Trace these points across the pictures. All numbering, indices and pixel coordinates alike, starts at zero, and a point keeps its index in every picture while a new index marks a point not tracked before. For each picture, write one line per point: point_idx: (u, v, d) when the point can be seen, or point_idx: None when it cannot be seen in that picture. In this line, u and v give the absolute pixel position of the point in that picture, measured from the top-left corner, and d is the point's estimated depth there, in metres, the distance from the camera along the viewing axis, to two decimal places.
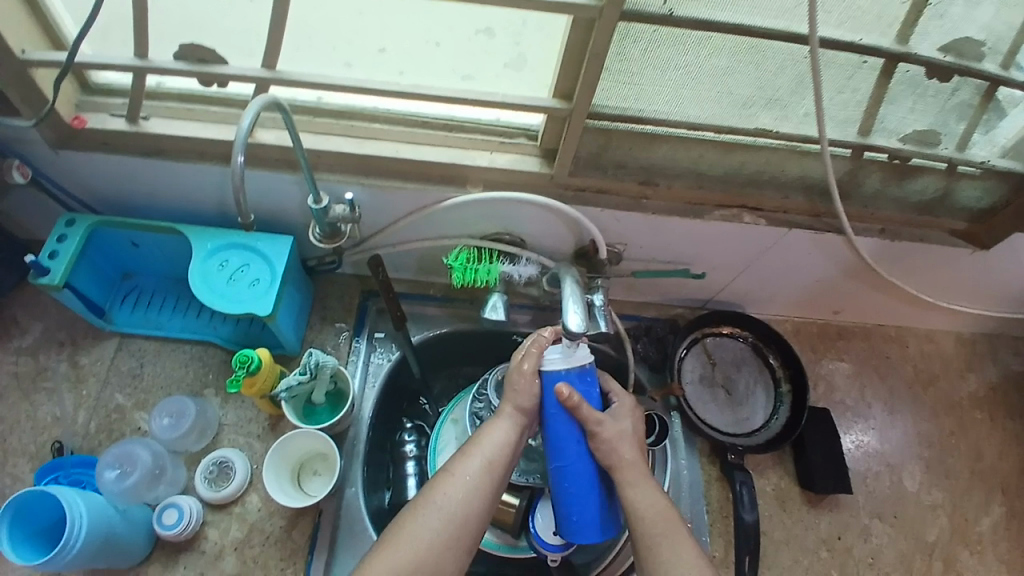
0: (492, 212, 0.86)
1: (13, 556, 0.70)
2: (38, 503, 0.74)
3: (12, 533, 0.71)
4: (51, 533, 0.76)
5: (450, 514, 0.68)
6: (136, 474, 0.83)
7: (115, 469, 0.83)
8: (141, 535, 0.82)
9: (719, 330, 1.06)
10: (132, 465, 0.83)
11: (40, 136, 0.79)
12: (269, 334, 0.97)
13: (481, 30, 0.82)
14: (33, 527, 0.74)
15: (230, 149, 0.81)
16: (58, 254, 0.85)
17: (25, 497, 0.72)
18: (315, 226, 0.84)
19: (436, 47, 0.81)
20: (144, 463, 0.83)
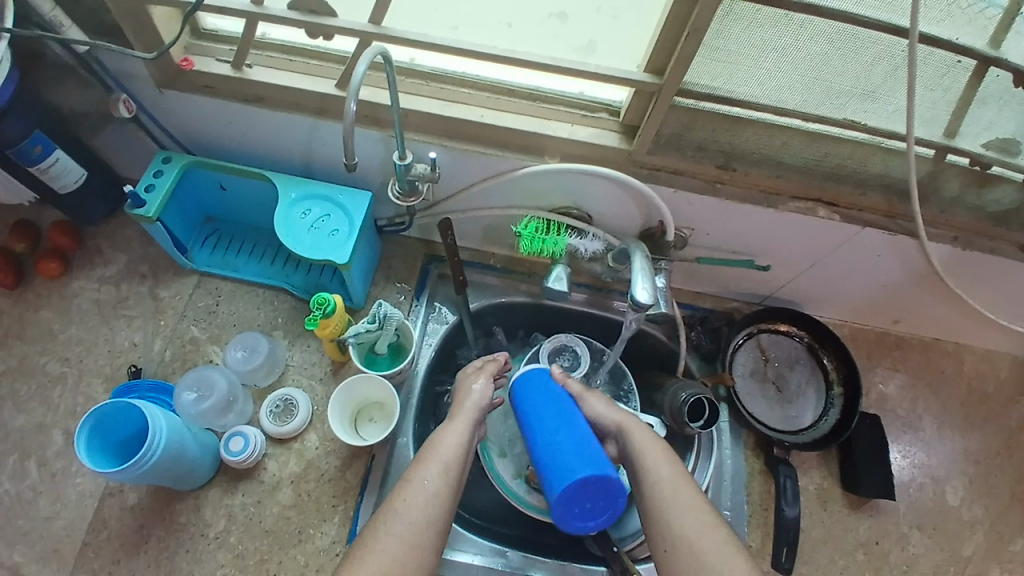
0: (565, 185, 0.88)
1: (97, 463, 0.75)
2: (117, 417, 0.79)
3: (92, 440, 0.76)
4: (126, 447, 0.81)
5: (417, 521, 0.65)
6: (211, 399, 0.90)
7: (194, 392, 0.90)
8: (209, 458, 0.87)
9: (775, 326, 1.05)
10: (208, 391, 0.90)
11: (148, 73, 0.84)
12: (338, 285, 1.02)
13: (554, 14, 0.84)
14: (113, 439, 0.80)
15: (325, 101, 0.85)
16: (154, 188, 0.90)
17: (106, 410, 0.77)
18: (395, 183, 0.87)
19: (507, 29, 0.83)
20: (218, 391, 0.90)
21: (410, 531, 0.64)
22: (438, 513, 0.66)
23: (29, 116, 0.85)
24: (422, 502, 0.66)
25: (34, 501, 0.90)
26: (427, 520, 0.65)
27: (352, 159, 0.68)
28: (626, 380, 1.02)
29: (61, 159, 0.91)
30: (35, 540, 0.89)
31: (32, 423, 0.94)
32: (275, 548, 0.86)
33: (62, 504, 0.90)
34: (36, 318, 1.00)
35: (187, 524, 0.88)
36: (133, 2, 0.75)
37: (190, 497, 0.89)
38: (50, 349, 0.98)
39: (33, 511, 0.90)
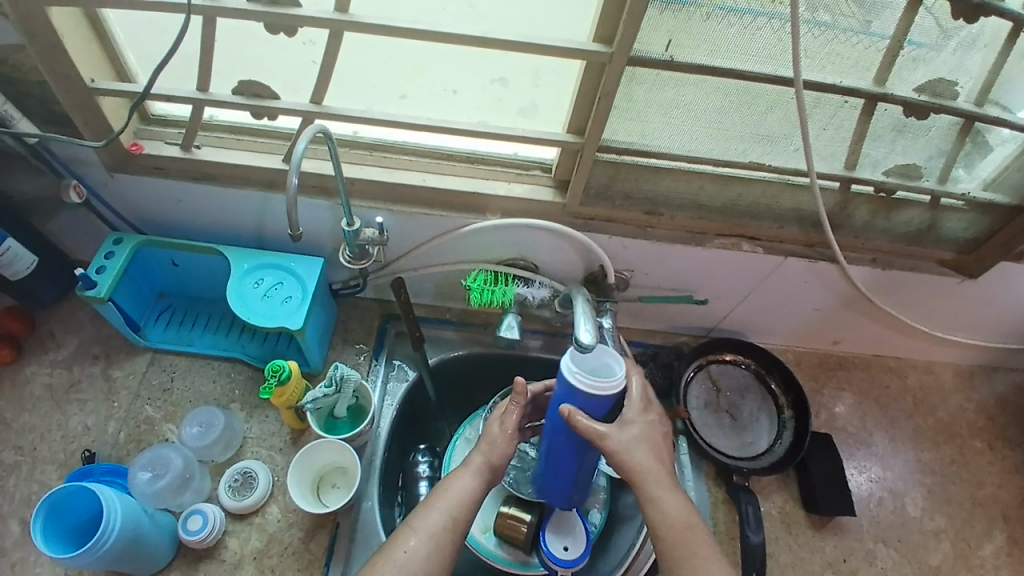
0: (508, 239, 0.93)
1: (48, 549, 0.73)
2: (72, 501, 0.78)
3: (46, 527, 0.75)
4: (82, 531, 0.79)
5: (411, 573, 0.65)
6: (167, 477, 0.88)
7: (147, 471, 0.89)
8: (166, 541, 0.85)
9: (722, 357, 1.10)
10: (163, 469, 0.89)
11: (99, 160, 0.87)
12: (294, 351, 1.03)
13: (495, 80, 0.89)
14: (69, 524, 0.78)
15: (272, 175, 0.89)
16: (105, 269, 0.91)
17: (60, 495, 0.75)
18: (345, 248, 0.90)
19: (454, 95, 0.89)
20: (174, 468, 0.89)
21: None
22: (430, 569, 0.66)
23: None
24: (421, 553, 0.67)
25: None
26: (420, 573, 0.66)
27: (296, 228, 0.71)
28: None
29: (13, 247, 0.92)
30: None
31: None
32: None
33: None
34: None
35: None
36: (80, 94, 0.79)
37: None
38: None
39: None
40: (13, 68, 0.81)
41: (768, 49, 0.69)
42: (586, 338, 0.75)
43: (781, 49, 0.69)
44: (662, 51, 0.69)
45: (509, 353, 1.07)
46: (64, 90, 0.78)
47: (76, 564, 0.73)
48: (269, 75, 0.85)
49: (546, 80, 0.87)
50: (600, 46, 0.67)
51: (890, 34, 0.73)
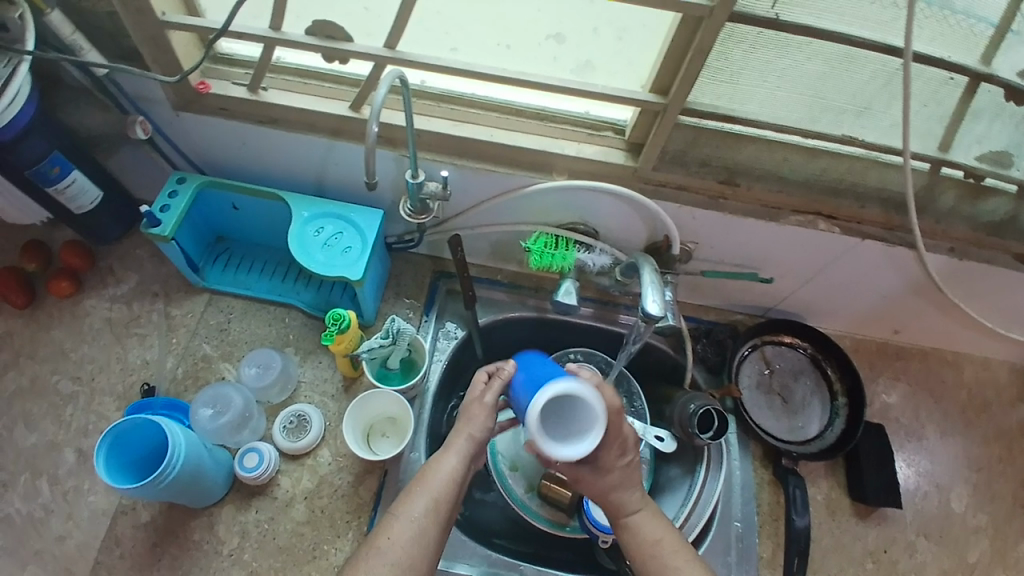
0: (572, 202, 0.91)
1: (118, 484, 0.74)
2: (134, 434, 0.79)
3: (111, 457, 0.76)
4: (142, 464, 0.81)
5: (396, 564, 0.67)
6: (227, 415, 0.91)
7: (209, 409, 0.92)
8: (223, 476, 0.87)
9: (780, 338, 1.07)
10: (224, 407, 0.92)
11: (166, 96, 0.87)
12: (346, 299, 1.04)
13: (550, 36, 0.85)
14: (128, 462, 0.79)
15: (340, 122, 0.88)
16: (169, 208, 0.92)
17: (124, 427, 0.77)
18: (407, 202, 0.90)
19: (507, 50, 0.84)
20: (235, 407, 0.91)
21: (392, 567, 0.66)
22: (421, 547, 0.68)
23: (48, 137, 0.87)
24: (406, 540, 0.68)
25: (42, 522, 0.90)
26: (409, 560, 0.68)
27: (372, 178, 0.70)
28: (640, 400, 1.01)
29: (78, 180, 0.92)
30: (46, 563, 0.88)
31: (41, 442, 0.95)
32: (290, 565, 0.87)
33: (70, 526, 0.90)
34: (47, 337, 1.01)
35: (199, 543, 0.88)
36: (150, 28, 0.78)
37: (202, 515, 0.89)
38: (61, 368, 0.99)
39: (43, 532, 0.90)
40: None
41: (879, 14, 0.66)
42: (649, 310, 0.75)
43: (892, 15, 0.66)
44: (768, 7, 0.65)
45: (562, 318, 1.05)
46: (136, 24, 0.77)
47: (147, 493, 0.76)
48: (339, 15, 0.83)
49: (633, 30, 0.82)
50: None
51: (994, 20, 0.69)
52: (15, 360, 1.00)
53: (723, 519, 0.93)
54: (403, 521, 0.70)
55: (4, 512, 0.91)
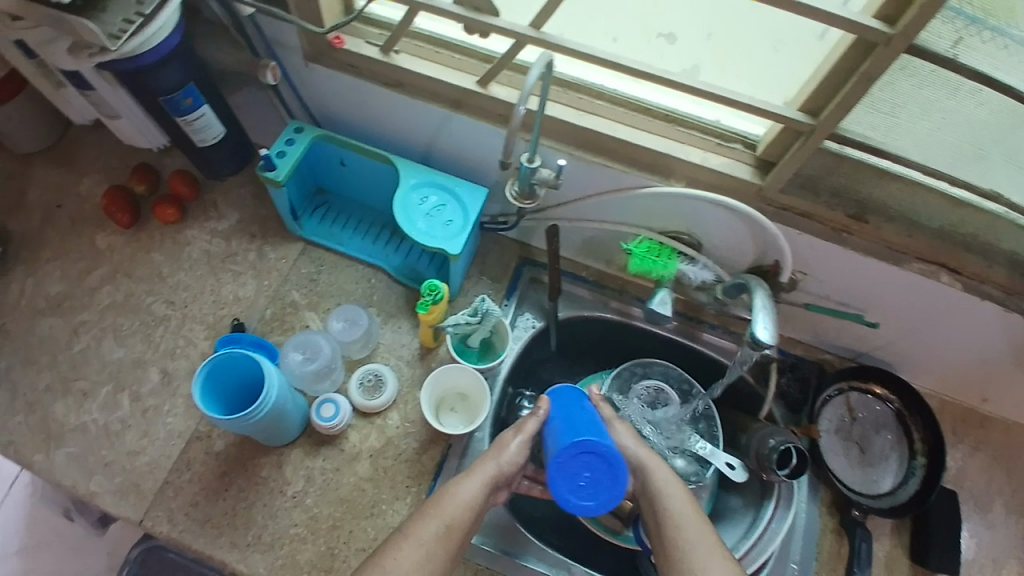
0: (682, 211, 0.89)
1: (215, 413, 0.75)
2: (226, 367, 0.81)
3: (205, 386, 0.78)
4: (226, 397, 0.82)
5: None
6: (315, 363, 0.93)
7: (299, 353, 0.94)
8: (298, 420, 0.90)
9: (867, 386, 1.02)
10: (313, 355, 0.94)
11: (300, 45, 0.87)
12: (433, 270, 1.06)
13: (662, 34, 0.83)
14: (218, 391, 0.80)
15: (461, 95, 0.86)
16: (286, 154, 0.94)
17: (221, 359, 0.78)
18: (515, 183, 0.88)
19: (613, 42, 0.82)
20: (325, 355, 0.93)
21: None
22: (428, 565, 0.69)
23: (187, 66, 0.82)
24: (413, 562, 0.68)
25: (118, 433, 0.92)
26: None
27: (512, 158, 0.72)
28: (717, 426, 0.96)
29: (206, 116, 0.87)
30: (115, 474, 0.91)
31: (127, 357, 0.97)
32: (349, 516, 0.90)
33: (145, 442, 0.92)
34: (147, 259, 1.04)
35: (267, 479, 0.91)
36: None
37: (273, 454, 0.92)
38: (156, 291, 1.02)
39: (116, 444, 0.92)
40: None
41: None
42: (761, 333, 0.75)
43: None
44: (947, 46, 0.62)
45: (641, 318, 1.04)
46: None
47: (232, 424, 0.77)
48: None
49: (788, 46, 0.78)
50: (881, 25, 0.60)
51: None
52: (114, 275, 1.03)
53: (779, 558, 0.91)
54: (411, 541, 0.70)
55: (83, 419, 0.93)
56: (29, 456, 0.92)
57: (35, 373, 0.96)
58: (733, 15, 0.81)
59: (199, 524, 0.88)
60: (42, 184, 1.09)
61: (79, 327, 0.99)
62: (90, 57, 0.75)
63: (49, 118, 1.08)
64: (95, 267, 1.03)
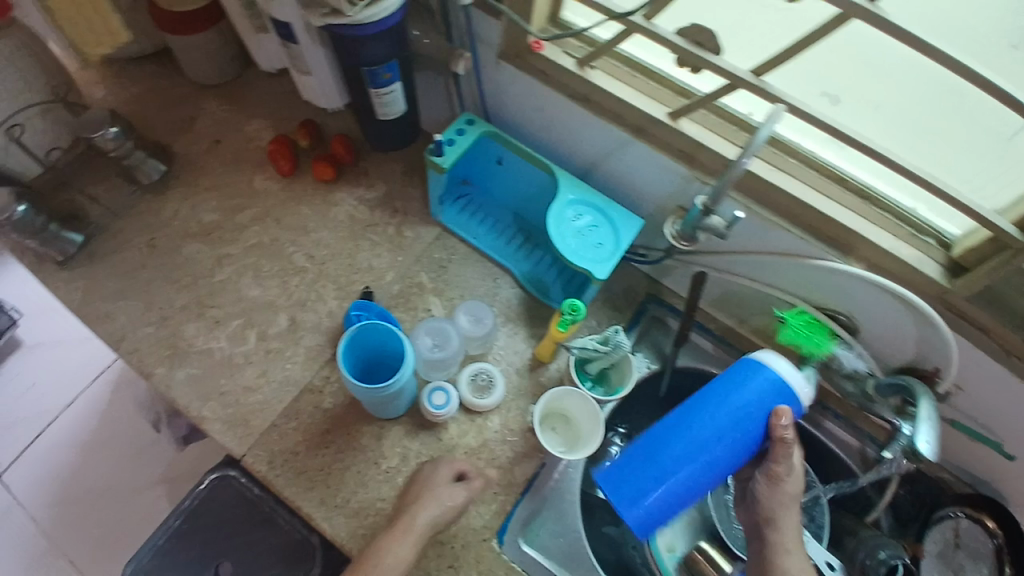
0: (848, 291, 0.88)
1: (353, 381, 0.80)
2: (367, 335, 0.84)
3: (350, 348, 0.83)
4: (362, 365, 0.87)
5: None
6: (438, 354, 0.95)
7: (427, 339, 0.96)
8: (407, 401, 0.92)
9: (980, 518, 0.95)
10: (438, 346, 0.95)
11: (499, 43, 0.88)
12: (558, 286, 1.05)
13: (827, 93, 0.78)
14: (353, 352, 0.85)
15: (648, 125, 0.84)
16: (454, 143, 0.96)
17: (365, 327, 0.83)
18: (677, 223, 0.88)
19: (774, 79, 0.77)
20: (455, 351, 0.95)
21: None
22: None
23: (395, 42, 0.81)
24: None
25: (239, 367, 0.96)
26: None
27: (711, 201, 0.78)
28: (824, 517, 0.98)
29: (395, 93, 0.86)
30: (228, 404, 0.94)
31: (263, 297, 1.01)
32: None
33: (262, 381, 0.96)
34: (296, 210, 1.08)
35: (364, 448, 0.93)
36: None
37: (375, 425, 0.94)
38: (298, 241, 1.06)
39: (235, 377, 0.95)
40: None
41: None
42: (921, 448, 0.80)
43: None
44: None
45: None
46: None
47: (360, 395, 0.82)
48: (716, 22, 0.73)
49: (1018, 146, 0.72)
50: None
51: None
52: (263, 217, 1.07)
53: None
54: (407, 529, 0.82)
55: (209, 344, 0.97)
56: (149, 366, 0.95)
57: (175, 290, 1.00)
58: (926, 100, 0.76)
59: (295, 473, 0.91)
60: (212, 115, 1.13)
61: (222, 259, 1.03)
62: (321, 16, 0.70)
63: (232, 55, 1.12)
64: (248, 206, 1.07)
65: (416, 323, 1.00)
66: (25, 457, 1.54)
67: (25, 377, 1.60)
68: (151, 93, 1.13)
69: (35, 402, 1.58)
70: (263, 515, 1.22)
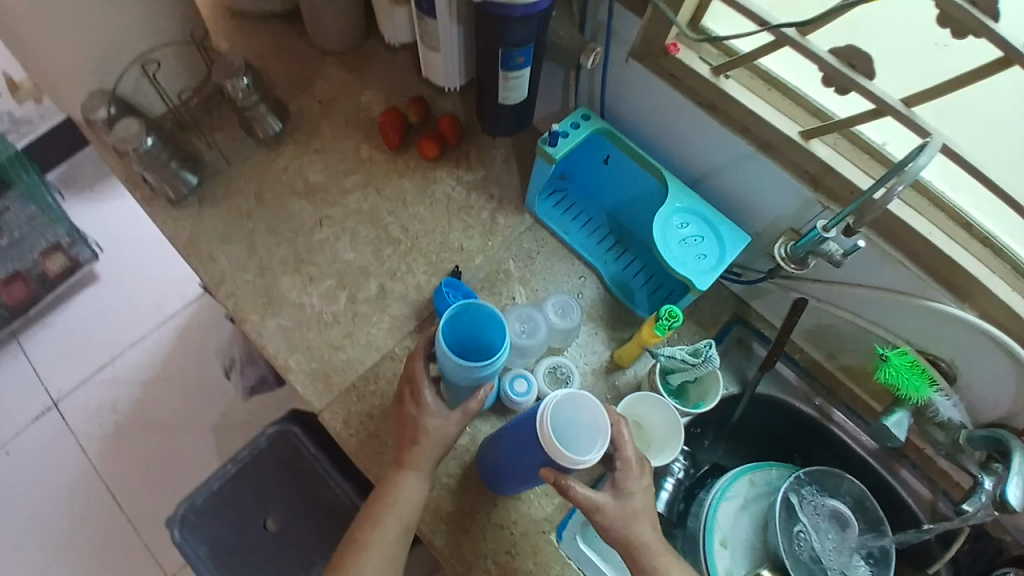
0: (954, 340, 0.86)
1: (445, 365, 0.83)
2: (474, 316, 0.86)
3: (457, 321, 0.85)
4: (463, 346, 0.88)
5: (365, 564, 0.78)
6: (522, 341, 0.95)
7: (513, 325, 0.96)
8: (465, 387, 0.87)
9: None
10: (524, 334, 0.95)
11: (633, 42, 0.88)
12: (644, 293, 1.04)
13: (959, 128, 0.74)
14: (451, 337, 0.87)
15: (776, 141, 0.83)
16: (568, 136, 0.96)
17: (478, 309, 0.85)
18: (788, 244, 0.87)
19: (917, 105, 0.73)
20: (540, 339, 0.96)
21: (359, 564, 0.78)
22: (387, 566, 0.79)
23: (536, 30, 0.82)
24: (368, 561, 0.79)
25: (327, 325, 0.98)
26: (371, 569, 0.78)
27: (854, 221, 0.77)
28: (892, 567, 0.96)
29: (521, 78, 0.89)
30: (314, 358, 0.96)
31: (356, 262, 1.03)
32: (497, 490, 0.90)
33: (347, 342, 0.98)
34: (397, 182, 1.10)
35: None
36: None
37: None
38: (396, 212, 1.08)
39: (323, 334, 0.98)
40: None
41: None
42: (1010, 499, 0.80)
43: None
44: None
45: (839, 422, 1.04)
46: None
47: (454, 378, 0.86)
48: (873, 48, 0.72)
49: None
50: None
51: None
52: (366, 184, 1.10)
53: None
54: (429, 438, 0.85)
55: (302, 299, 1.00)
56: (246, 312, 0.99)
57: (276, 242, 1.03)
58: None
59: (368, 436, 0.92)
60: (329, 81, 1.16)
61: (323, 219, 1.06)
62: None
63: (357, 26, 1.15)
64: (353, 172, 1.10)
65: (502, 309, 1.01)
66: (89, 385, 1.61)
67: (100, 309, 1.68)
68: (273, 51, 1.17)
69: (106, 334, 1.66)
70: (317, 474, 1.23)
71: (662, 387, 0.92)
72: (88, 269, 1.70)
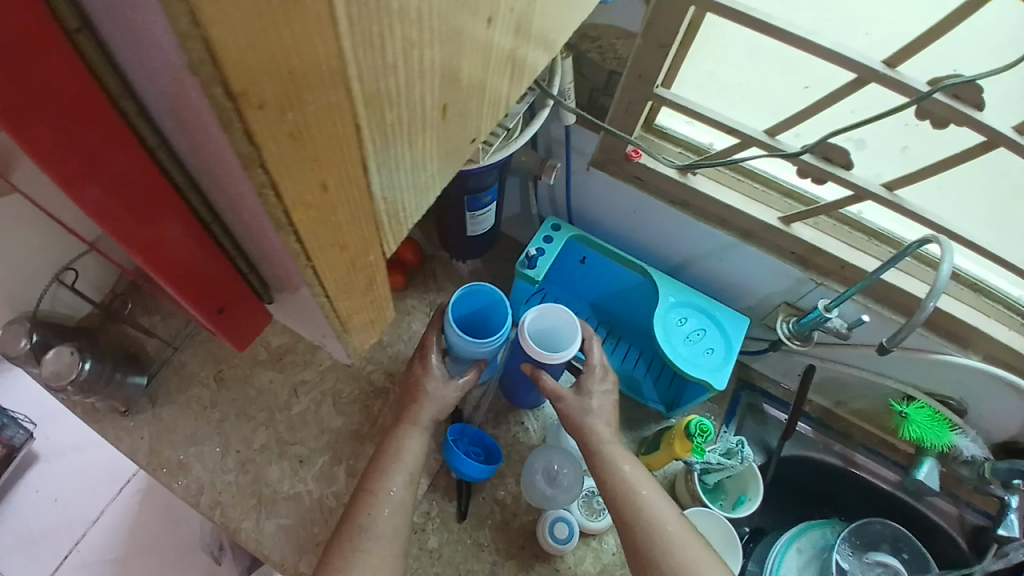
0: (961, 382, 0.87)
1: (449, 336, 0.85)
2: (475, 293, 0.87)
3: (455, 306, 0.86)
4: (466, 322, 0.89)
5: None
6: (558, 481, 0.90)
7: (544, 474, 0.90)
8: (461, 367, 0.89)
9: None
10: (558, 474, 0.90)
11: (593, 153, 0.85)
12: (649, 385, 0.99)
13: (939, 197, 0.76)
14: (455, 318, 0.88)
15: (758, 229, 0.82)
16: (544, 252, 0.92)
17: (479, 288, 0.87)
18: (791, 323, 0.87)
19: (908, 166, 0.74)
20: (575, 493, 0.88)
21: None
22: None
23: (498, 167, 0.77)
24: None
25: (332, 511, 0.88)
26: None
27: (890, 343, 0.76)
28: None
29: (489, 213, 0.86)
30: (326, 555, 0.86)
31: (345, 427, 0.94)
32: None
33: None
34: None
35: None
36: (635, 95, 0.74)
37: (485, 561, 0.87)
38: (376, 359, 0.99)
39: (329, 523, 0.88)
40: (596, 48, 0.72)
41: None
42: None
43: None
44: None
45: (864, 465, 1.03)
46: (629, 89, 0.73)
47: (457, 352, 0.86)
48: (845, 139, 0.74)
49: None
50: None
51: None
52: None
53: None
54: (429, 400, 0.84)
55: (297, 488, 0.90)
56: (237, 520, 0.87)
57: (252, 428, 0.93)
58: None
59: None
60: None
61: (298, 387, 0.96)
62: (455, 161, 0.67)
63: None
64: None
65: (518, 447, 0.95)
66: None
67: (48, 494, 1.37)
68: None
69: (64, 516, 1.36)
70: None
71: (702, 492, 0.88)
72: (27, 449, 1.38)
